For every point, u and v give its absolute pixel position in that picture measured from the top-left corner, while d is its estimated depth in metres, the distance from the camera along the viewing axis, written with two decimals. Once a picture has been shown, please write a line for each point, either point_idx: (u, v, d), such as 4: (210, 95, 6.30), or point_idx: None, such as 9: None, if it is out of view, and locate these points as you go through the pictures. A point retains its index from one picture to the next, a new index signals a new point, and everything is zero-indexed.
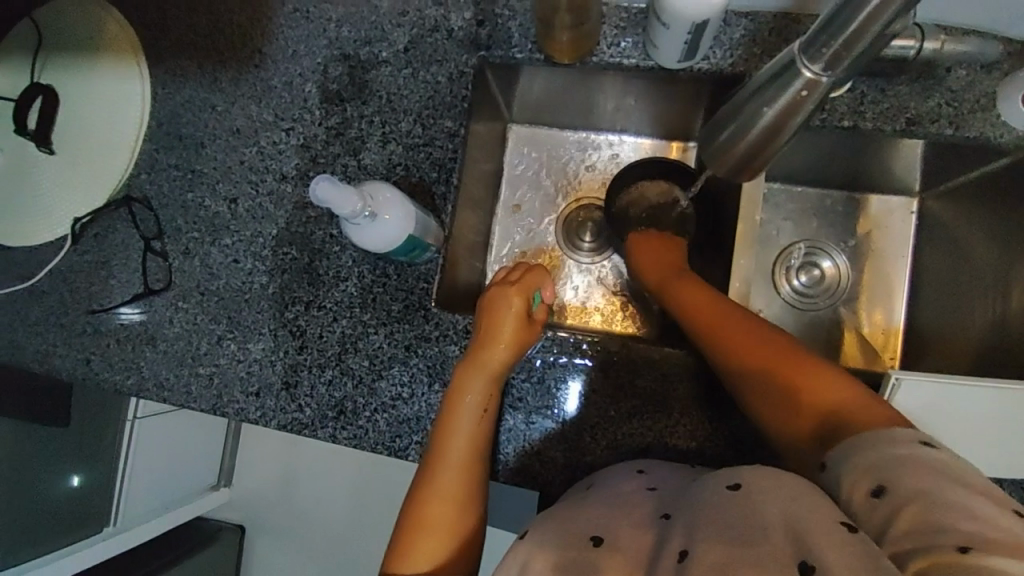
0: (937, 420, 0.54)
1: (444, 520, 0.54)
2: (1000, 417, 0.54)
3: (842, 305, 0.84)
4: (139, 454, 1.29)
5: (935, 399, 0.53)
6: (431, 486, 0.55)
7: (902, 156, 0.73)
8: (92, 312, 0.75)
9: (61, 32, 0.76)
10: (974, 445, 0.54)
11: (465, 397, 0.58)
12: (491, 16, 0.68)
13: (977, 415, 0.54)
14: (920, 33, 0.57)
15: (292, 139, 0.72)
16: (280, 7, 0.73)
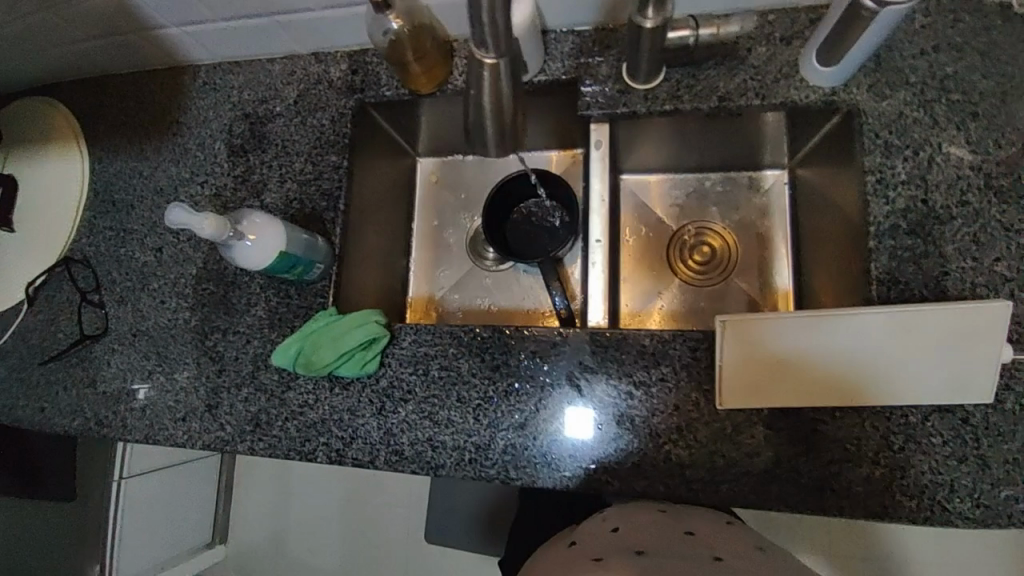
0: (759, 353, 0.59)
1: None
2: (820, 344, 0.58)
3: (736, 276, 0.89)
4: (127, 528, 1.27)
5: (753, 336, 0.59)
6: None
7: (763, 125, 0.79)
8: (45, 363, 0.84)
9: (12, 129, 0.91)
10: (802, 374, 0.58)
11: None
12: (362, 64, 0.79)
13: (795, 347, 0.58)
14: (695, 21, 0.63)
15: (206, 191, 0.82)
16: (192, 83, 0.85)
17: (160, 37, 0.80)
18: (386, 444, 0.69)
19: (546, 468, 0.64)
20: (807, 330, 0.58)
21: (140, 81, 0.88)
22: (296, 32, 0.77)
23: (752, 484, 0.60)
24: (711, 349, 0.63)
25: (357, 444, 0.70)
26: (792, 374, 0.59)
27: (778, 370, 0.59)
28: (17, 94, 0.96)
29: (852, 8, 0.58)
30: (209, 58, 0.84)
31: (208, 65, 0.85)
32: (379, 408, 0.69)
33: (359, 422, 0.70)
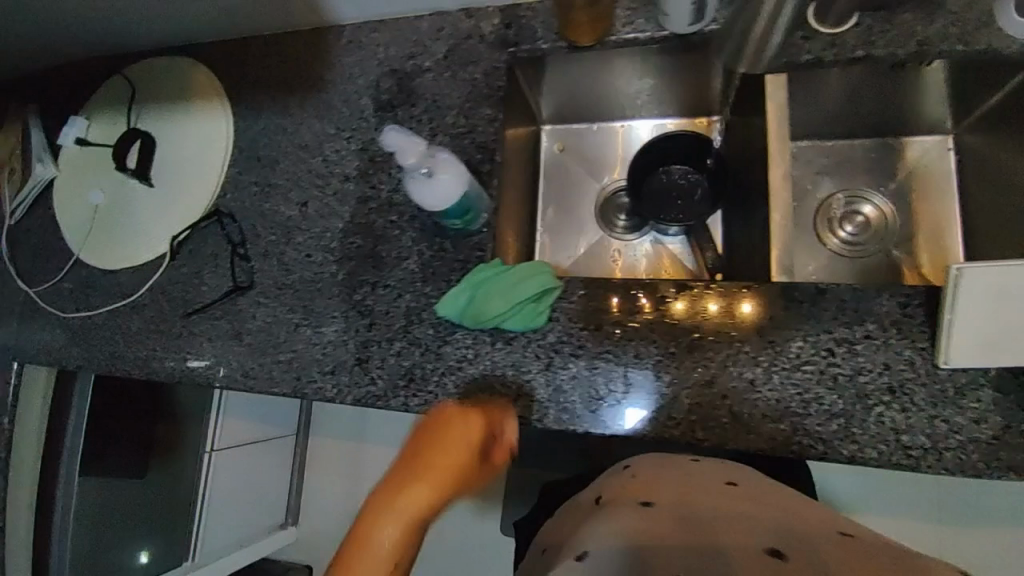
0: (983, 306, 0.56)
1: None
2: None
3: (895, 248, 0.84)
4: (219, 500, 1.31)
5: (981, 289, 0.55)
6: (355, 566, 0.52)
7: (929, 86, 0.75)
8: (187, 315, 0.84)
9: (151, 87, 0.92)
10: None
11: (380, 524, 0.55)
12: (514, 18, 0.78)
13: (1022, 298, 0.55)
14: None
15: (352, 145, 0.81)
16: (337, 41, 0.85)
17: None
18: (556, 401, 0.67)
19: (742, 429, 0.62)
20: None
21: (284, 39, 0.88)
22: None
23: (980, 450, 0.58)
24: (925, 308, 0.61)
25: (525, 402, 0.67)
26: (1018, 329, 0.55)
27: (1001, 326, 0.56)
28: (142, 54, 0.97)
29: None
30: (355, 16, 0.84)
31: (353, 23, 0.85)
32: (548, 363, 0.68)
33: (524, 378, 0.68)
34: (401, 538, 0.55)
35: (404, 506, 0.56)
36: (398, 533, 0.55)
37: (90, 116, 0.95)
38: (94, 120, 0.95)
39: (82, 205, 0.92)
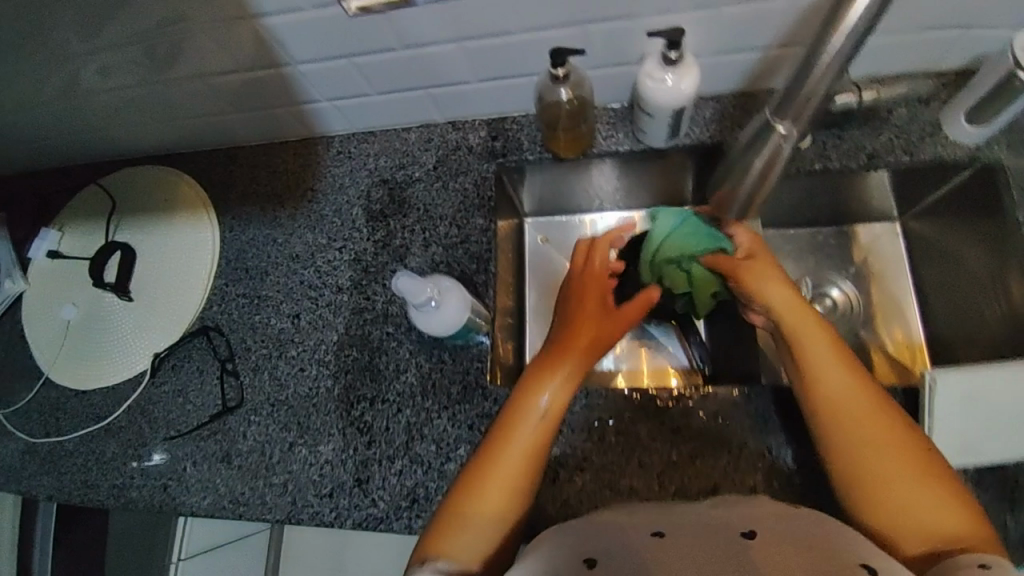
0: (955, 409, 0.61)
1: (491, 515, 0.57)
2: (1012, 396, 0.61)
3: (862, 329, 0.88)
4: None
5: (951, 395, 0.61)
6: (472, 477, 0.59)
7: (878, 188, 0.82)
8: (169, 438, 0.80)
9: (130, 196, 0.90)
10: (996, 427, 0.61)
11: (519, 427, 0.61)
12: (502, 131, 0.82)
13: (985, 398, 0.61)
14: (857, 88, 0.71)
15: (345, 256, 0.82)
16: (326, 152, 0.87)
17: (305, 111, 0.82)
18: (564, 516, 0.67)
19: None
20: (997, 382, 0.61)
21: (272, 151, 0.89)
22: (443, 102, 0.80)
23: None
24: (905, 404, 0.64)
25: (532, 519, 0.68)
26: (986, 429, 0.61)
27: (973, 426, 0.61)
28: (117, 163, 0.95)
29: (1007, 77, 0.65)
30: (345, 129, 0.86)
31: (342, 135, 0.87)
32: (554, 477, 0.68)
33: (531, 493, 0.68)
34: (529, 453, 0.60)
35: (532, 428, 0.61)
36: (531, 446, 0.60)
37: (62, 226, 0.91)
38: (66, 230, 0.91)
39: (53, 323, 0.88)
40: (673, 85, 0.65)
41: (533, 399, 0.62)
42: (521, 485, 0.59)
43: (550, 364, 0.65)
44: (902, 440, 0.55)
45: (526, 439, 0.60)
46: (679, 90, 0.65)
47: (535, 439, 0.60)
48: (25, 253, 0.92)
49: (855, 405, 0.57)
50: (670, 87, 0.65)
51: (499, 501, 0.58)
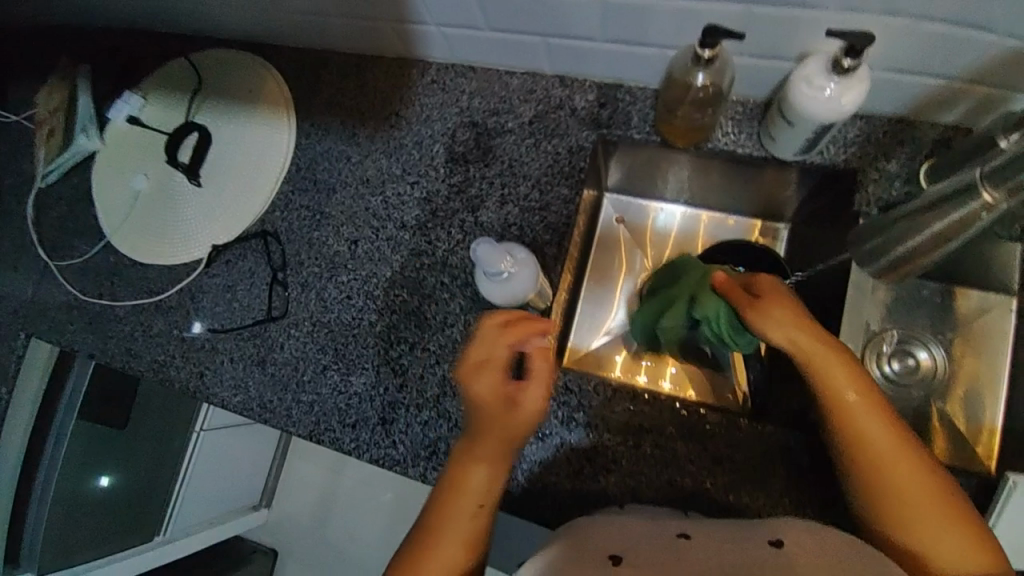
0: None
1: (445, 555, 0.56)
2: None
3: (935, 398, 0.82)
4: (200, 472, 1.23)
5: None
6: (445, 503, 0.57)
7: None
8: (212, 330, 0.82)
9: (216, 79, 0.87)
10: None
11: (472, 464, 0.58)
12: (612, 100, 0.74)
13: None
14: None
15: (416, 193, 0.79)
16: (419, 78, 0.81)
17: (409, 31, 0.76)
18: (579, 507, 0.66)
19: None
20: None
21: (364, 64, 0.84)
22: (558, 54, 0.72)
23: None
24: None
25: (546, 503, 0.67)
26: None
27: None
28: (208, 41, 0.92)
29: None
30: (444, 58, 0.80)
31: (440, 64, 0.81)
32: (579, 470, 0.67)
33: (550, 479, 0.67)
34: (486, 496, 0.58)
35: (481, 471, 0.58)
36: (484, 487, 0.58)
37: (146, 94, 0.90)
38: (149, 99, 0.90)
39: (122, 189, 0.88)
40: (831, 96, 0.56)
41: (484, 439, 0.58)
42: (483, 515, 0.58)
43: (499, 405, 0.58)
44: (926, 480, 0.55)
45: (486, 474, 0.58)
46: (837, 103, 0.56)
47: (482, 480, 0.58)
48: (104, 111, 0.93)
49: (874, 443, 0.57)
50: (828, 98, 0.56)
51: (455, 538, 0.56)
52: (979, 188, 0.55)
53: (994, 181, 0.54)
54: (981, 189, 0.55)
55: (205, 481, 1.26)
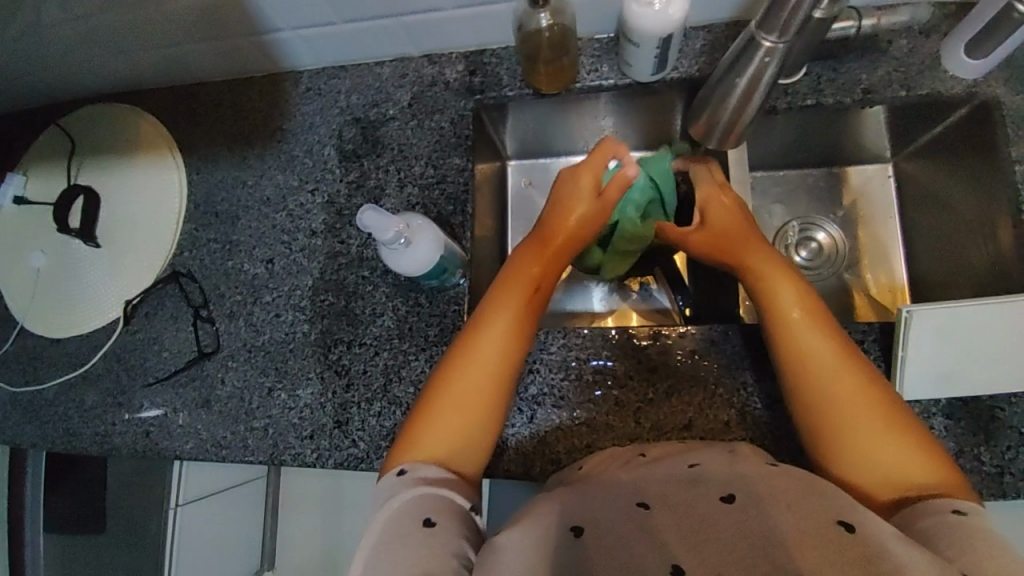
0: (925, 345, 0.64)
1: (456, 424, 0.56)
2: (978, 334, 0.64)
3: (846, 271, 0.88)
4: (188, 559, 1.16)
5: (926, 333, 0.64)
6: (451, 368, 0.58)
7: (869, 126, 0.79)
8: (149, 385, 0.80)
9: (91, 136, 0.85)
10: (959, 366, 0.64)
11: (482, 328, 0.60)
12: (480, 65, 0.77)
13: (953, 335, 0.64)
14: (857, 14, 0.66)
15: (318, 198, 0.79)
16: (294, 89, 0.82)
17: (268, 44, 0.77)
18: (541, 450, 0.68)
19: None
20: (967, 320, 0.64)
21: (236, 88, 0.84)
22: (416, 33, 0.74)
23: None
24: (879, 342, 0.68)
25: (510, 455, 0.69)
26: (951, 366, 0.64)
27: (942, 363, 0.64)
28: (75, 102, 0.89)
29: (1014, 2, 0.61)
30: (313, 63, 0.81)
31: (311, 70, 0.82)
32: (531, 415, 0.69)
33: (508, 431, 0.69)
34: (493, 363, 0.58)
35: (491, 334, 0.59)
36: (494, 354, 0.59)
37: (26, 170, 0.87)
38: (28, 172, 0.87)
39: (22, 271, 0.84)
40: (659, 10, 0.61)
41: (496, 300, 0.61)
42: (496, 378, 0.58)
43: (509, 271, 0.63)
44: (876, 395, 0.54)
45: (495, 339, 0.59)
46: (667, 15, 0.61)
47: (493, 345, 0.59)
48: None
49: (837, 363, 0.55)
50: (656, 13, 0.61)
51: (476, 409, 0.56)
52: (757, 37, 0.58)
53: (765, 29, 0.57)
54: (757, 38, 0.58)
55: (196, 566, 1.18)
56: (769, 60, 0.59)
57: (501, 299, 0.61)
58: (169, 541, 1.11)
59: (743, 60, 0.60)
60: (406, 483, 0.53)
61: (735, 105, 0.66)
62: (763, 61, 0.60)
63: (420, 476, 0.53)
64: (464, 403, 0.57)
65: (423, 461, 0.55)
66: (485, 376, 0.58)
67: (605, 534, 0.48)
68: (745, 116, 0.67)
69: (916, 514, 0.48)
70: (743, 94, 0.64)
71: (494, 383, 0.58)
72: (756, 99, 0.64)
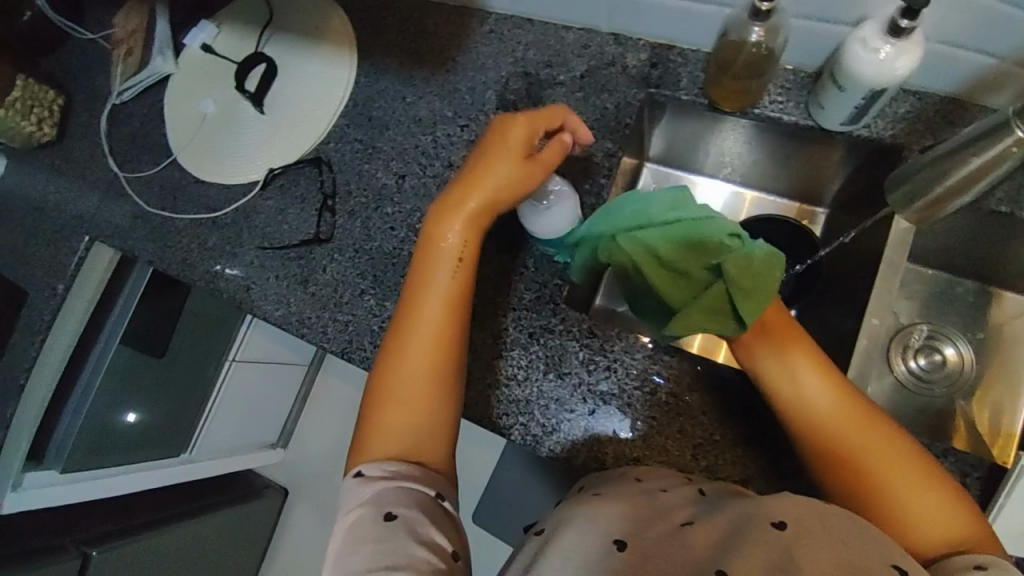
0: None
1: (401, 427, 0.59)
2: None
3: (960, 397, 0.80)
4: (226, 406, 1.29)
5: None
6: (395, 363, 0.61)
7: None
8: (262, 249, 0.87)
9: (285, 13, 0.92)
10: None
11: (407, 333, 0.61)
12: (665, 60, 0.76)
13: None
14: None
15: (464, 135, 0.82)
16: (478, 27, 0.84)
17: None
18: (591, 444, 0.69)
19: None
20: None
21: (426, 10, 0.87)
22: (615, 9, 0.74)
23: None
24: (980, 479, 0.63)
25: (559, 437, 0.70)
26: None
27: None
28: None
29: None
30: (505, 9, 0.83)
31: (499, 14, 0.83)
32: (592, 409, 0.69)
33: (565, 415, 0.70)
34: (427, 364, 0.60)
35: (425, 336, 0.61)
36: (421, 355, 0.60)
37: (219, 24, 0.95)
38: (222, 29, 0.95)
39: (191, 111, 0.93)
40: (885, 60, 0.58)
41: (401, 311, 0.62)
42: (431, 379, 0.60)
43: (416, 278, 0.63)
44: (883, 440, 0.56)
45: (428, 333, 0.61)
46: (891, 68, 0.58)
47: (424, 347, 0.61)
48: (179, 37, 0.98)
49: (841, 421, 0.57)
50: (881, 62, 0.58)
51: (420, 401, 0.60)
52: (1013, 122, 0.56)
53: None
54: (1015, 125, 0.56)
55: (230, 415, 1.32)
56: (1016, 150, 0.57)
57: (410, 312, 0.62)
58: (217, 385, 1.25)
59: (992, 136, 0.57)
60: (359, 483, 0.57)
61: (956, 183, 0.61)
62: (1008, 148, 0.57)
63: (374, 477, 0.57)
64: (406, 412, 0.59)
65: (378, 458, 0.58)
66: (415, 376, 0.60)
67: (647, 550, 0.50)
68: (954, 201, 0.63)
69: (947, 569, 0.49)
70: (965, 178, 0.60)
71: (427, 383, 0.60)
72: (970, 193, 0.62)
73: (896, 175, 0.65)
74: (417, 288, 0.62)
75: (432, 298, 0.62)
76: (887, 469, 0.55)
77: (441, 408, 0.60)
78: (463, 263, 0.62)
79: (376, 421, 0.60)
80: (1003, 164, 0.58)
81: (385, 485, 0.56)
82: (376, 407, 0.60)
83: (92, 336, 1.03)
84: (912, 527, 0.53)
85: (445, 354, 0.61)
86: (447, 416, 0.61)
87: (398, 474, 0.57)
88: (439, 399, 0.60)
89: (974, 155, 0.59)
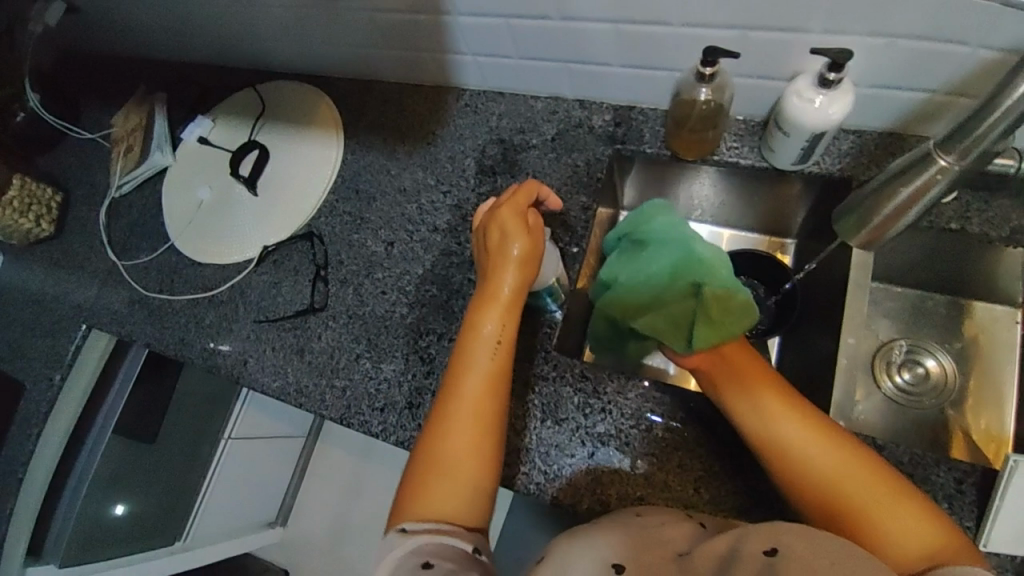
0: None
1: (451, 488, 0.57)
2: None
3: (950, 407, 0.82)
4: (223, 484, 1.27)
5: None
6: (436, 428, 0.60)
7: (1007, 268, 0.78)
8: (259, 322, 0.89)
9: (277, 104, 0.99)
10: None
11: (460, 389, 0.61)
12: (627, 119, 0.83)
13: None
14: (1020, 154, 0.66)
15: (448, 200, 0.87)
16: (454, 102, 0.92)
17: (447, 60, 0.87)
18: (594, 488, 0.69)
19: None
20: None
21: (405, 92, 0.95)
22: (577, 79, 0.82)
23: None
24: (978, 488, 0.64)
25: (561, 482, 0.70)
26: None
27: None
28: (271, 73, 1.05)
29: None
30: (478, 85, 0.90)
31: (473, 90, 0.91)
32: (592, 451, 0.70)
33: (566, 461, 0.70)
34: (474, 419, 0.60)
35: (473, 389, 0.61)
36: (469, 411, 0.60)
37: (215, 117, 1.02)
38: (218, 121, 1.02)
39: (188, 199, 0.98)
40: (818, 108, 0.64)
41: (453, 366, 0.63)
42: (480, 436, 0.59)
43: (467, 332, 0.65)
44: (843, 451, 0.55)
45: (477, 386, 0.61)
46: (825, 114, 0.64)
47: (472, 401, 0.61)
48: (176, 131, 1.04)
49: (801, 432, 0.56)
50: (815, 110, 0.64)
51: (462, 468, 0.58)
52: (934, 153, 0.59)
53: (948, 146, 0.58)
54: (935, 154, 0.59)
55: (227, 494, 1.29)
56: (941, 177, 0.60)
57: (463, 367, 0.63)
58: (213, 464, 1.23)
59: (916, 168, 0.61)
60: (404, 539, 0.54)
61: (893, 210, 0.65)
62: (933, 176, 0.60)
63: (419, 537, 0.54)
64: (458, 470, 0.58)
65: (424, 520, 0.56)
66: (462, 433, 0.59)
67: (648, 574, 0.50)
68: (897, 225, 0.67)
69: None
70: (902, 203, 0.64)
71: (480, 441, 0.59)
72: (914, 211, 0.65)
73: (842, 207, 0.70)
74: (479, 347, 0.63)
75: (483, 351, 0.63)
76: (851, 480, 0.53)
77: (482, 472, 0.58)
78: (501, 344, 0.63)
79: (425, 481, 0.58)
80: (931, 189, 0.61)
81: (427, 541, 0.54)
82: (423, 467, 0.59)
83: (88, 422, 1.02)
84: (890, 546, 0.51)
85: (487, 423, 0.60)
86: (494, 477, 0.59)
87: (435, 531, 0.54)
88: (488, 457, 0.59)
89: (903, 185, 0.62)
